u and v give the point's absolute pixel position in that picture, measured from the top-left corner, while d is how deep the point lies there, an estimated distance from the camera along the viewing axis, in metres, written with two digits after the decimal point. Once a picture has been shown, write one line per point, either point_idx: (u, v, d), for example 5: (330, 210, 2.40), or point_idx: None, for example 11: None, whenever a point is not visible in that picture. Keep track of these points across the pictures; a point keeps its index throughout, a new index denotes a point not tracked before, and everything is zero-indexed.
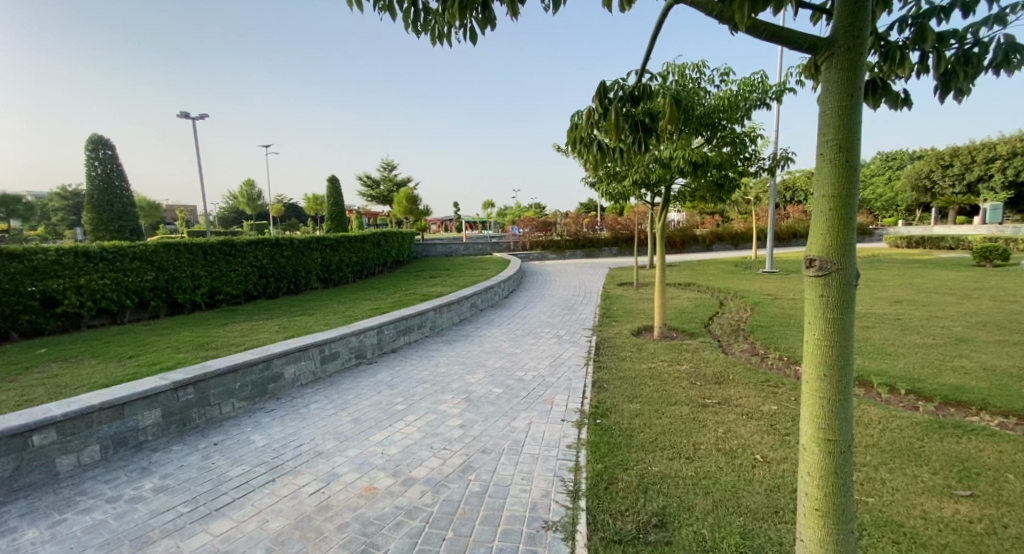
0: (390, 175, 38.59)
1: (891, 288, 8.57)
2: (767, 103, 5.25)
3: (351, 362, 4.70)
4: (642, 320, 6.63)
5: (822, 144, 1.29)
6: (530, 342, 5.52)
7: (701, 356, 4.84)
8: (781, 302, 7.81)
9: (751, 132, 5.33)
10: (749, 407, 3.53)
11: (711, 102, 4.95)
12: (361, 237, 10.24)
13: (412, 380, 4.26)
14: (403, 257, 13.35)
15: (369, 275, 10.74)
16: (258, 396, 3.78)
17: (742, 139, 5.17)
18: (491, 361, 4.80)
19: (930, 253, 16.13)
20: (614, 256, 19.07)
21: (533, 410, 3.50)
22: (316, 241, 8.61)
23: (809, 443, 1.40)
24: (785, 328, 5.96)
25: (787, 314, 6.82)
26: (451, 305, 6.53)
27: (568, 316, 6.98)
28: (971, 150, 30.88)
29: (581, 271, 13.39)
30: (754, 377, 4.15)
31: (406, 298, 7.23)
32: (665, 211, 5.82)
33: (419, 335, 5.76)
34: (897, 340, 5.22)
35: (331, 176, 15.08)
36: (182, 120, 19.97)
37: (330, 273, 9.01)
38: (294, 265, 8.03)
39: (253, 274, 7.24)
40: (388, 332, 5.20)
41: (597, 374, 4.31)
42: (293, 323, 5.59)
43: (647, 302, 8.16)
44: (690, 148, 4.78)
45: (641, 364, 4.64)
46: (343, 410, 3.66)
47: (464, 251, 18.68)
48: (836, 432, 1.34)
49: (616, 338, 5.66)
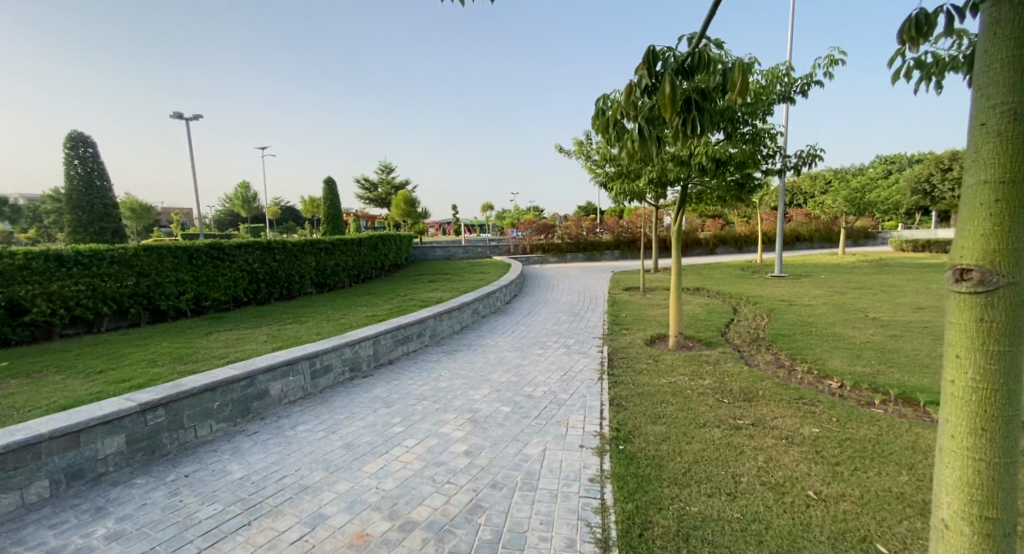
0: (387, 178, 38.29)
1: (910, 294, 8.23)
2: (790, 97, 4.93)
3: (344, 376, 4.31)
4: (654, 328, 6.27)
5: (987, 111, 1.05)
6: (538, 352, 5.15)
7: (723, 370, 4.48)
8: (797, 308, 7.46)
9: (775, 129, 4.98)
10: (787, 429, 3.17)
11: None
12: (358, 240, 9.87)
13: (411, 397, 3.87)
14: (401, 260, 12.97)
15: (366, 279, 10.36)
16: (239, 416, 3.40)
17: (766, 135, 4.83)
18: (497, 374, 4.41)
19: (937, 257, 15.86)
20: (616, 260, 18.75)
21: (546, 433, 3.12)
22: (310, 244, 8.24)
23: (956, 510, 1.21)
24: (808, 336, 5.60)
25: (807, 321, 6.47)
26: (451, 313, 6.16)
27: (576, 324, 6.61)
28: None
29: (584, 276, 13.03)
30: (786, 394, 3.79)
31: (405, 304, 6.85)
32: (681, 211, 5.44)
33: (418, 345, 5.38)
34: (931, 350, 4.86)
35: (327, 178, 14.73)
36: (176, 119, 19.62)
37: (326, 278, 8.62)
38: (287, 269, 7.64)
39: (243, 278, 6.86)
40: (384, 341, 4.82)
41: (613, 389, 3.94)
42: (283, 331, 5.20)
43: (657, 308, 7.80)
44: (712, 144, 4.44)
45: (661, 378, 4.27)
46: (334, 432, 3.27)
47: (463, 254, 18.31)
48: (994, 496, 1.15)
49: (629, 348, 5.29)
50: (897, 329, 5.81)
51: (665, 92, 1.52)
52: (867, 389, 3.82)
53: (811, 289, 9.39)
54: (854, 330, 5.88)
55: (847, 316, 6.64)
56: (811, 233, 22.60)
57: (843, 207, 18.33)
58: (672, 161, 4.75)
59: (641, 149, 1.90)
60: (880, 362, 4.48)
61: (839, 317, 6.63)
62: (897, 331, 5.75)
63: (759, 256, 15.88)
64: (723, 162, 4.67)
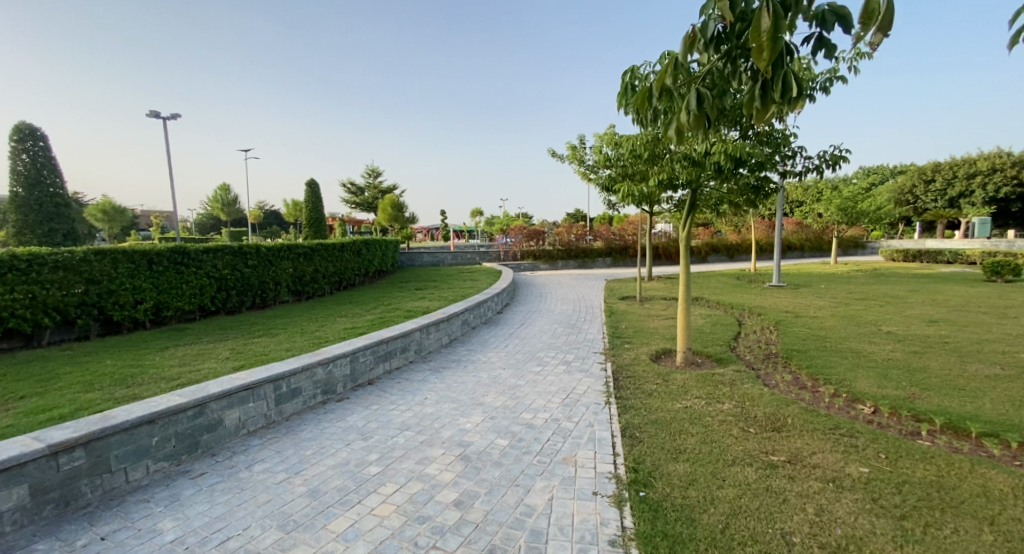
0: (374, 183, 37.66)
1: (918, 306, 7.92)
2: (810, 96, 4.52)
3: (316, 400, 3.78)
4: (659, 342, 5.83)
5: None
6: (535, 370, 4.66)
7: (742, 393, 4.03)
8: (806, 320, 7.08)
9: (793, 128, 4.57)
10: (831, 469, 2.71)
11: None
12: (340, 245, 9.31)
13: (392, 426, 3.34)
14: (387, 267, 12.41)
15: (348, 286, 9.79)
16: (186, 453, 2.85)
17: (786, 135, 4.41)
18: (491, 397, 3.91)
19: (930, 267, 15.77)
20: (609, 267, 18.38)
21: (552, 476, 2.63)
22: (287, 249, 7.67)
23: None
24: (825, 352, 5.20)
25: (819, 335, 6.08)
26: (439, 325, 5.64)
27: (573, 336, 6.13)
28: (953, 166, 31.32)
29: (577, 284, 12.59)
30: (818, 422, 3.36)
31: (389, 315, 6.32)
32: (689, 217, 4.99)
33: (402, 361, 4.86)
34: (963, 370, 4.48)
35: (309, 180, 14.13)
36: (153, 118, 18.95)
37: (304, 285, 8.04)
38: (260, 275, 7.06)
39: (211, 285, 6.26)
40: (363, 359, 4.30)
41: (624, 417, 3.47)
42: (249, 347, 4.64)
43: (658, 319, 7.38)
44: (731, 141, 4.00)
45: (675, 403, 3.80)
46: (298, 473, 2.74)
47: (451, 260, 17.75)
48: None
49: (634, 365, 4.83)
50: (918, 345, 5.45)
51: (768, 26, 1.22)
52: (908, 417, 3.40)
53: (813, 300, 9.06)
54: (872, 345, 5.49)
55: (860, 331, 6.27)
56: (802, 242, 22.55)
57: (836, 216, 18.24)
58: (685, 160, 4.32)
59: (697, 125, 1.50)
60: (910, 383, 4.09)
61: (852, 331, 6.26)
62: (918, 347, 5.38)
63: (753, 265, 15.63)
64: (740, 162, 4.24)
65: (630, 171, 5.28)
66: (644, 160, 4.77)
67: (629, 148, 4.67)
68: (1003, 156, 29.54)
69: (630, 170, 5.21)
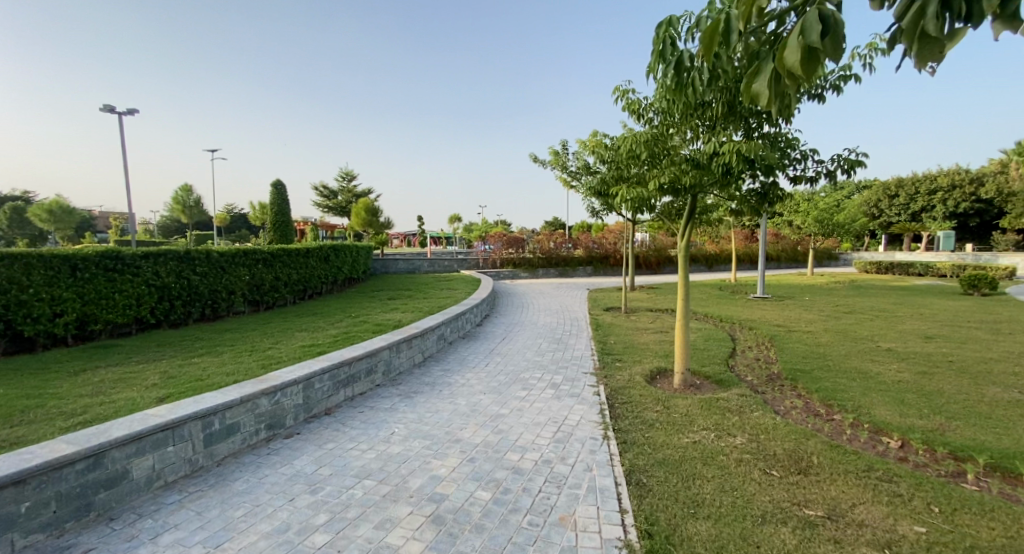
0: (349, 187, 36.70)
1: (908, 321, 7.74)
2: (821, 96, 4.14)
3: (259, 437, 3.15)
4: (652, 360, 5.38)
5: None
6: (520, 396, 4.12)
7: (754, 423, 3.58)
8: (799, 335, 6.77)
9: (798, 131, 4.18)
10: (881, 529, 2.26)
11: None
12: (305, 251, 8.60)
13: (348, 475, 2.74)
14: (358, 274, 11.72)
15: (313, 296, 9.07)
16: (74, 518, 2.20)
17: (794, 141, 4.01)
18: (469, 432, 3.34)
19: (903, 279, 16.00)
20: (589, 276, 18.05)
21: (548, 546, 2.09)
22: (242, 254, 6.94)
23: None
24: (831, 373, 4.82)
25: (818, 353, 5.73)
26: (411, 342, 5.06)
27: (560, 353, 5.61)
28: (915, 182, 32.55)
29: (559, 293, 12.14)
30: (848, 462, 2.92)
31: (355, 329, 5.68)
32: (688, 226, 4.56)
33: (367, 385, 4.26)
34: (980, 394, 4.15)
35: (275, 180, 13.30)
36: (107, 113, 17.92)
37: (262, 295, 7.32)
38: (211, 284, 6.32)
39: (151, 294, 5.51)
40: (319, 386, 3.68)
41: (627, 458, 2.96)
42: (186, 369, 3.94)
43: (647, 333, 6.96)
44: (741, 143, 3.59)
45: (680, 437, 3.31)
46: (221, 544, 2.12)
47: (427, 267, 17.06)
48: None
49: (629, 390, 4.33)
50: (923, 364, 5.15)
51: None
52: (946, 457, 2.99)
53: (801, 313, 8.82)
54: (876, 365, 5.15)
55: (859, 347, 5.96)
56: (778, 253, 22.76)
57: (813, 228, 18.39)
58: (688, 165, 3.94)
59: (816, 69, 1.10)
60: (933, 411, 3.73)
61: (850, 348, 5.94)
62: (923, 367, 5.07)
63: (734, 276, 15.54)
64: (750, 165, 3.82)
65: (623, 176, 4.80)
66: (641, 161, 4.30)
67: (627, 149, 4.18)
68: (962, 174, 30.83)
69: (624, 174, 4.73)
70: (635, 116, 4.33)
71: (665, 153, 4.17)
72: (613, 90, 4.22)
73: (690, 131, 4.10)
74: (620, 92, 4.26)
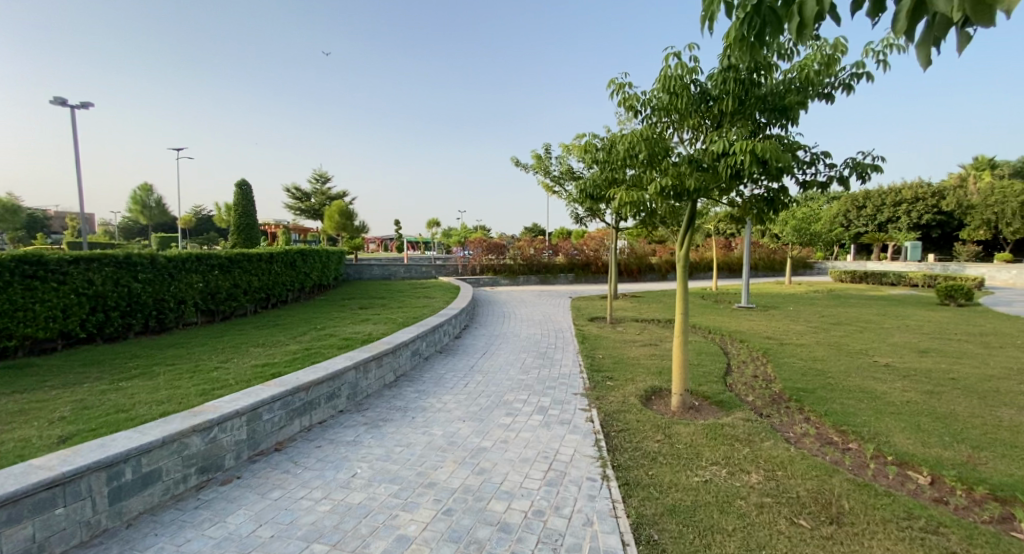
0: (322, 189, 35.68)
1: (898, 333, 7.58)
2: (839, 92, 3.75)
3: (188, 484, 2.61)
4: (645, 378, 4.98)
5: None
6: (504, 424, 3.63)
7: (767, 456, 3.18)
8: (793, 349, 6.50)
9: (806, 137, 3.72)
10: None
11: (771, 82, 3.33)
12: (268, 256, 7.95)
13: (294, 538, 2.21)
14: (328, 281, 11.07)
15: (277, 304, 8.40)
16: None
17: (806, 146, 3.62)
18: (445, 473, 2.84)
19: (879, 288, 16.18)
20: (570, 283, 17.73)
21: None
22: (195, 259, 6.28)
23: None
24: (836, 392, 4.50)
25: (817, 369, 5.43)
26: (381, 360, 4.53)
27: (546, 370, 5.16)
28: (882, 194, 33.62)
29: (541, 302, 11.72)
30: (884, 506, 2.54)
31: (318, 344, 5.11)
32: (687, 234, 4.18)
33: (329, 412, 3.72)
34: (997, 417, 3.87)
35: (240, 181, 12.53)
36: (57, 106, 16.81)
37: (217, 304, 6.66)
38: (157, 292, 5.65)
39: (82, 305, 4.83)
40: (267, 417, 3.13)
41: (632, 507, 2.50)
42: (107, 399, 3.32)
43: (636, 347, 6.57)
44: (751, 145, 3.20)
45: (688, 476, 2.89)
46: None
47: (404, 273, 16.41)
48: None
49: (625, 415, 3.89)
50: (928, 382, 4.89)
51: None
52: (987, 497, 2.64)
53: (788, 324, 8.60)
54: (880, 383, 4.86)
55: (856, 363, 5.69)
56: (755, 261, 22.93)
57: (790, 236, 18.55)
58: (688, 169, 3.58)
59: None
60: (956, 439, 3.41)
61: (848, 363, 5.67)
62: (928, 385, 4.81)
63: (715, 284, 15.43)
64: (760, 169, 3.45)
65: (616, 179, 4.40)
66: (637, 164, 3.92)
67: (623, 148, 3.77)
68: (925, 187, 31.97)
69: (618, 176, 4.32)
70: (631, 112, 3.92)
71: (665, 154, 3.78)
72: (607, 84, 3.82)
73: (692, 129, 3.72)
74: (615, 86, 3.86)
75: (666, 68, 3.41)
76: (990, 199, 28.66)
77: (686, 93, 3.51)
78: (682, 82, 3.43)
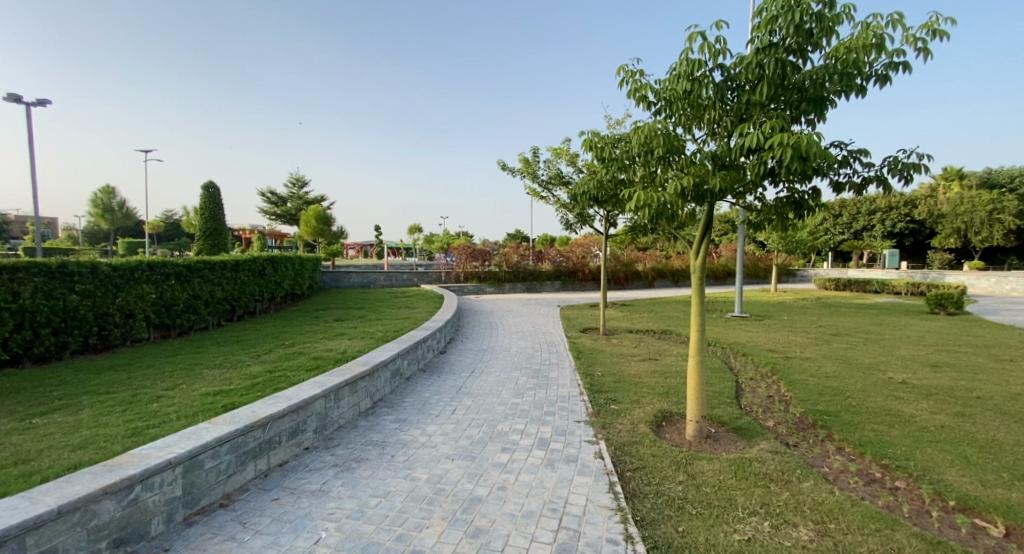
0: (299, 193, 34.69)
1: (902, 345, 7.29)
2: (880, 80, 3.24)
3: None
4: (653, 400, 4.50)
5: None
6: (500, 464, 3.08)
7: (812, 502, 2.70)
8: (801, 364, 6.13)
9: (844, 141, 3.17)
10: None
11: (814, 69, 2.84)
12: (233, 263, 7.27)
13: None
14: (302, 289, 10.35)
15: (242, 316, 7.69)
16: None
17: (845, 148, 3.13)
18: (433, 538, 2.28)
19: (864, 297, 16.18)
20: (557, 291, 17.29)
21: None
22: (148, 267, 5.59)
23: None
24: (864, 416, 4.09)
25: (833, 387, 5.04)
26: (355, 385, 3.96)
27: (542, 392, 4.64)
28: (857, 202, 34.30)
29: (529, 311, 11.21)
30: None
31: (284, 365, 4.49)
32: (703, 241, 3.72)
33: (291, 452, 3.13)
34: None
35: (207, 182, 11.76)
36: (10, 101, 15.77)
37: (173, 317, 5.95)
38: (100, 305, 4.95)
39: (5, 321, 4.12)
40: (210, 467, 2.52)
41: None
42: (8, 443, 2.66)
43: (636, 362, 6.10)
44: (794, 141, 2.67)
45: (727, 533, 2.39)
46: None
47: (384, 280, 15.73)
48: None
49: (638, 449, 3.39)
50: (955, 402, 4.53)
51: None
52: None
53: (788, 335, 8.27)
54: (905, 404, 4.47)
55: (871, 380, 5.32)
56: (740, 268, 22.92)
57: (776, 244, 18.50)
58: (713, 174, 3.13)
59: None
60: (1017, 477, 3.00)
61: (863, 380, 5.29)
62: (955, 406, 4.43)
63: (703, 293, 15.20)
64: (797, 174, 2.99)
65: (622, 179, 3.93)
66: (650, 161, 3.45)
67: (636, 143, 3.30)
68: (899, 196, 32.72)
69: (627, 176, 3.85)
70: (643, 103, 3.46)
71: (681, 152, 3.33)
72: (617, 70, 3.37)
73: (711, 122, 3.28)
74: (625, 73, 3.39)
75: (688, 51, 2.96)
76: (960, 208, 29.40)
77: (708, 81, 3.07)
78: (707, 66, 2.98)
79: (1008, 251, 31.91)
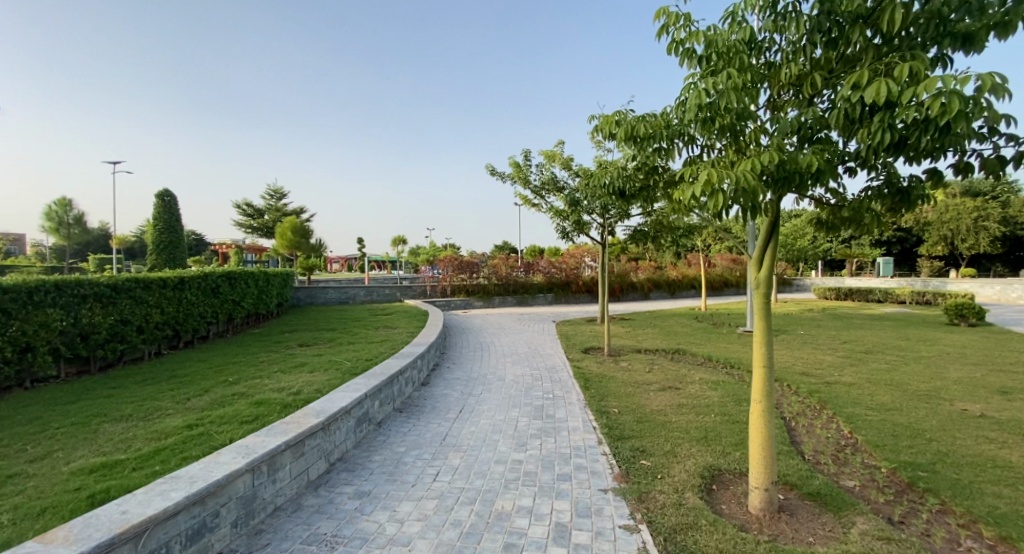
0: (277, 205, 33.48)
1: (948, 365, 6.42)
2: None
3: None
4: (693, 450, 3.52)
5: None
6: None
7: None
8: (847, 391, 5.22)
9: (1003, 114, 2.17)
10: None
11: None
12: (176, 280, 6.18)
13: None
14: (268, 309, 9.25)
15: (189, 343, 6.58)
16: None
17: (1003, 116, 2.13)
18: None
19: (869, 306, 15.52)
20: (549, 304, 16.35)
21: None
22: (55, 287, 4.48)
23: None
24: (971, 471, 3.14)
25: (904, 423, 4.10)
26: (301, 447, 2.91)
27: (551, 443, 3.63)
28: None
29: (522, 329, 10.21)
30: None
31: (212, 415, 3.44)
32: (769, 245, 2.77)
33: None
34: None
35: (163, 191, 10.69)
36: None
37: (92, 348, 4.86)
38: None
39: None
40: None
41: None
42: None
43: (656, 393, 5.14)
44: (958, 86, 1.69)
45: None
46: None
47: (364, 296, 14.65)
48: None
49: (697, 539, 2.39)
50: None
51: None
52: None
53: (813, 354, 7.38)
54: (1006, 450, 3.53)
55: (942, 412, 4.40)
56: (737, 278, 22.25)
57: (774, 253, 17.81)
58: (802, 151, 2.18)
59: None
60: None
61: (933, 414, 4.36)
62: None
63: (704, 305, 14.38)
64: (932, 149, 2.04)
65: (654, 164, 3.01)
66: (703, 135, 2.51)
67: (685, 111, 2.40)
68: None
69: (663, 161, 2.94)
70: (689, 59, 2.56)
71: (749, 124, 2.41)
72: (656, 14, 2.48)
73: (790, 81, 2.37)
74: (667, 19, 2.49)
75: None
76: (947, 215, 29.17)
77: (794, 15, 2.15)
78: None
79: (995, 258, 31.89)
